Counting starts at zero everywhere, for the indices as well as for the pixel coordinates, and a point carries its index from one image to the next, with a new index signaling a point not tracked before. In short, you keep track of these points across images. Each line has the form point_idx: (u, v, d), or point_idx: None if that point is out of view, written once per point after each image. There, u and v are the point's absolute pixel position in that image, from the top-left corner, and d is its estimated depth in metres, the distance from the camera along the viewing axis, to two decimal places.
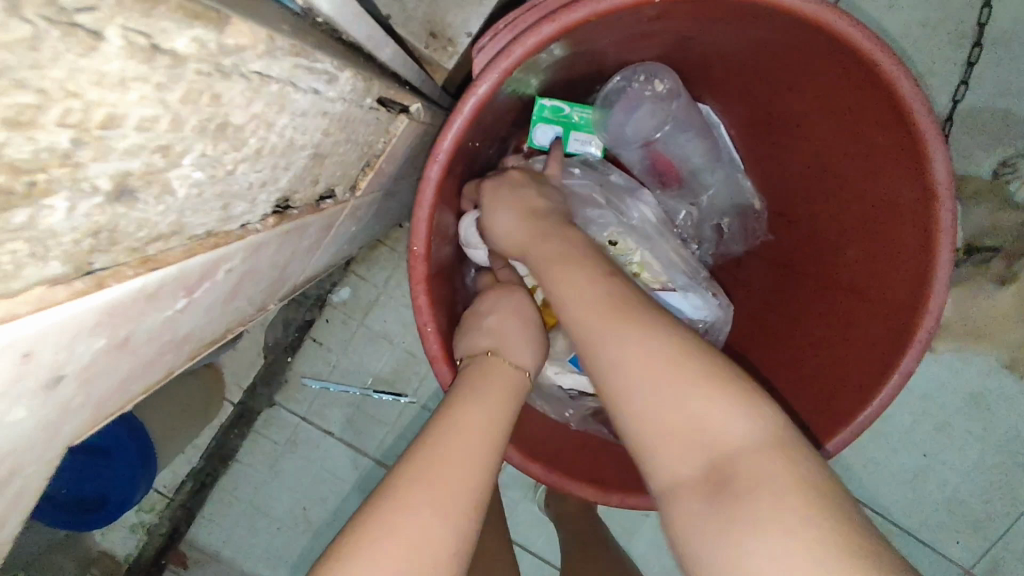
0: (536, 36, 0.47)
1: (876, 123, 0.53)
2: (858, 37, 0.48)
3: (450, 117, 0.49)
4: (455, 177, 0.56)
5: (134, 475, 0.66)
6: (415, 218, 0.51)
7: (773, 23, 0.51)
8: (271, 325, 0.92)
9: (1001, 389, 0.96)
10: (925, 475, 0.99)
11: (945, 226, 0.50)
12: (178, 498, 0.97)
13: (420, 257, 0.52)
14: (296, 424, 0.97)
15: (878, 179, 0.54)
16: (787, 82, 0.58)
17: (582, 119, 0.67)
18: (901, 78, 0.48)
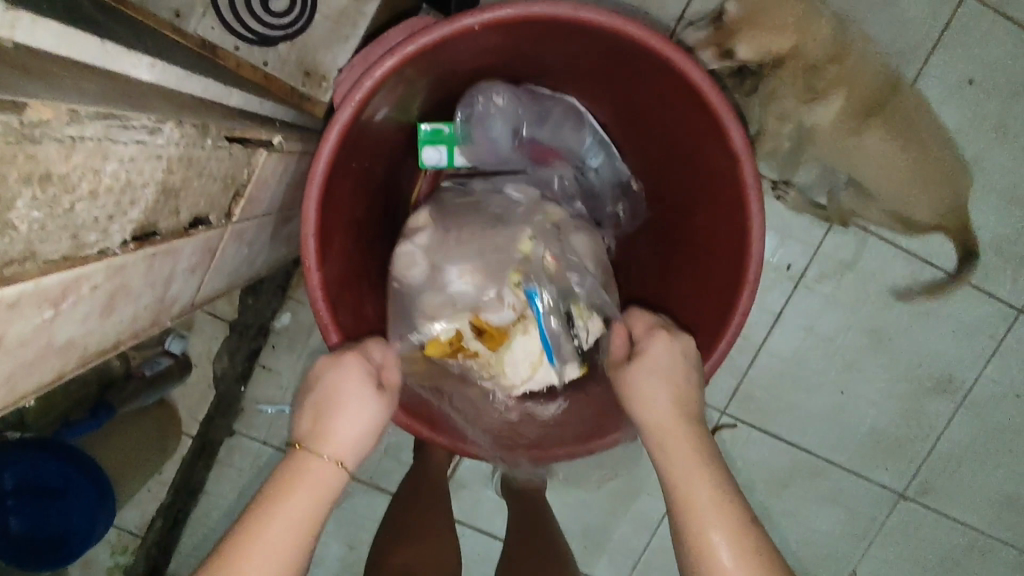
0: (382, 67, 0.57)
1: (687, 106, 0.63)
2: (650, 39, 0.58)
3: (321, 143, 0.57)
4: (346, 197, 0.64)
5: (93, 509, 0.72)
6: (303, 236, 0.58)
7: (585, 34, 0.61)
8: (217, 358, 0.98)
9: (897, 323, 1.06)
10: (846, 411, 1.09)
11: (750, 182, 0.60)
12: (152, 536, 1.02)
13: (314, 269, 0.60)
14: (257, 450, 1.03)
15: (702, 153, 0.65)
16: (620, 82, 0.68)
17: (463, 132, 0.74)
18: (690, 67, 0.59)
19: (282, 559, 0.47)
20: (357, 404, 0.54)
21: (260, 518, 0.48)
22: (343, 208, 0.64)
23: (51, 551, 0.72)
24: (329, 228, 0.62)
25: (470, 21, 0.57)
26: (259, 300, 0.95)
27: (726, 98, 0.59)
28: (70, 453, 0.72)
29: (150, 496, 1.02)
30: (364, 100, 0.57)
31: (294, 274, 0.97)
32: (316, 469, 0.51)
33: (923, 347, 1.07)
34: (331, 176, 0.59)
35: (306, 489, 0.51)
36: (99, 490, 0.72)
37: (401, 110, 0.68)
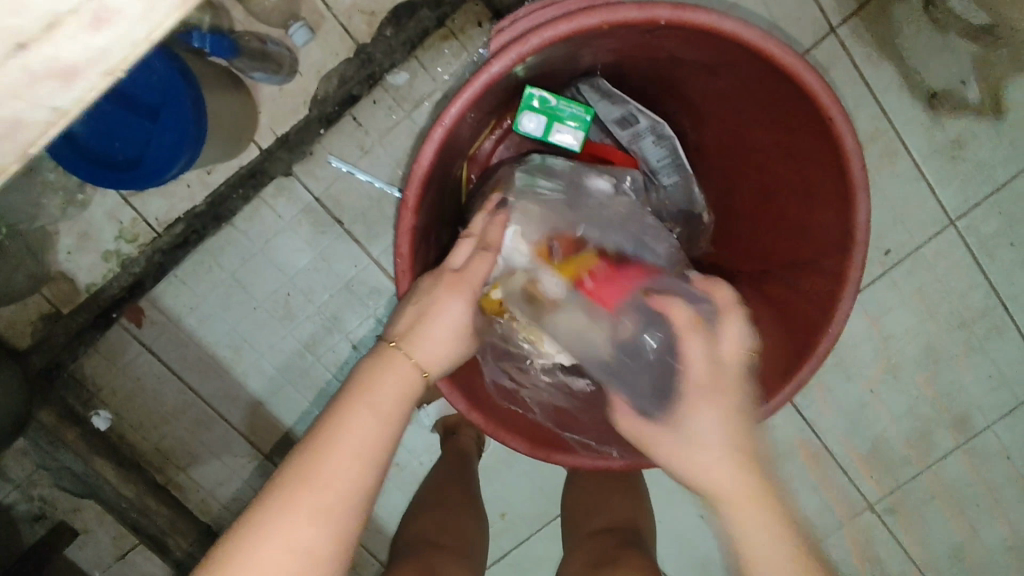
0: (552, 31, 0.51)
1: (807, 144, 0.59)
2: (805, 71, 0.53)
3: (460, 90, 0.53)
4: (453, 142, 0.61)
5: (180, 141, 0.62)
6: (411, 172, 0.55)
7: (755, 65, 0.56)
8: (323, 77, 0.87)
9: (950, 347, 1.06)
10: (866, 410, 1.10)
11: (860, 228, 0.57)
12: (163, 239, 0.93)
13: (409, 212, 0.56)
14: (308, 203, 0.94)
15: (799, 189, 0.62)
16: (748, 112, 0.63)
17: (567, 112, 0.72)
18: (822, 91, 0.54)
19: (380, 417, 0.49)
20: (450, 312, 0.55)
21: (355, 396, 0.50)
22: (444, 160, 0.61)
23: (110, 169, 0.64)
24: (433, 167, 0.57)
25: (660, 13, 0.51)
26: (394, 38, 0.86)
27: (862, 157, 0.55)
28: (184, 71, 0.62)
29: (184, 196, 0.91)
30: (519, 58, 0.52)
31: (431, 34, 0.86)
32: (408, 370, 0.52)
33: (962, 380, 1.08)
34: (457, 122, 0.55)
35: (396, 380, 0.51)
36: (196, 130, 0.63)
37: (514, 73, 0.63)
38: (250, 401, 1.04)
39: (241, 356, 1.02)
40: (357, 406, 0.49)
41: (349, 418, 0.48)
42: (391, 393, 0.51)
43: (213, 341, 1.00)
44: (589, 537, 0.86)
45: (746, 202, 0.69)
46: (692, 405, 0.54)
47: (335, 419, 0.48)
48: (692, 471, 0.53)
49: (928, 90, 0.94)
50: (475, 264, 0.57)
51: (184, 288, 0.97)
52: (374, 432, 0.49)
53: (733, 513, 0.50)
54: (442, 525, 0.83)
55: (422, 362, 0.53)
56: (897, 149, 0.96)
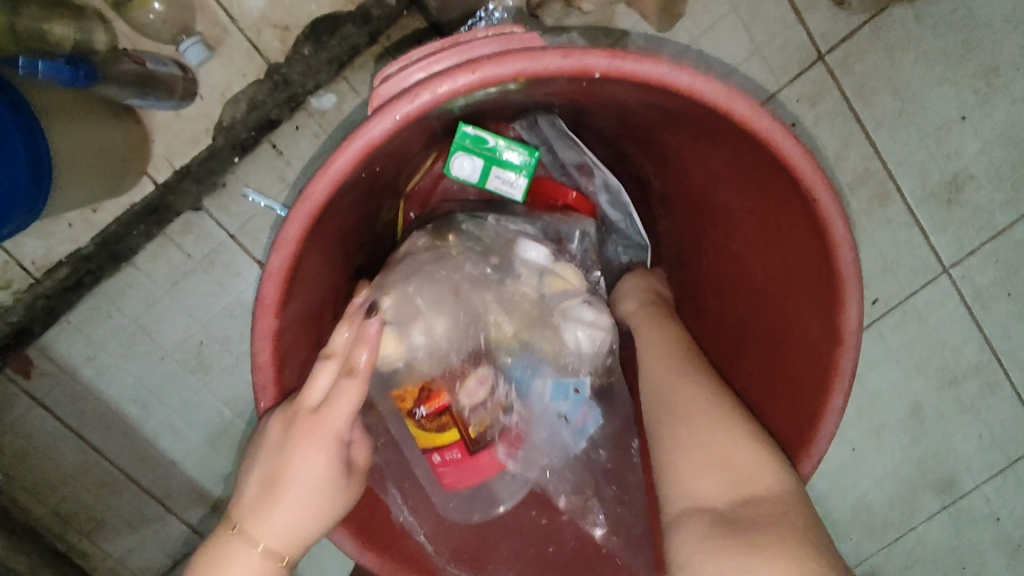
0: (452, 83, 0.41)
1: (782, 221, 0.48)
2: (777, 134, 0.42)
3: (334, 154, 0.42)
4: (343, 212, 0.50)
5: (13, 187, 0.49)
6: (269, 260, 0.44)
7: (715, 122, 0.45)
8: (233, 102, 0.73)
9: (940, 404, 0.97)
10: (847, 470, 1.01)
11: (850, 332, 0.45)
12: (45, 285, 0.79)
13: (268, 312, 0.45)
14: (220, 242, 0.81)
15: (775, 275, 0.51)
16: (716, 174, 0.53)
17: (506, 154, 0.62)
18: (801, 160, 0.43)
19: None
20: (303, 473, 0.47)
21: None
22: (330, 235, 0.49)
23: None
24: (309, 248, 0.46)
25: (592, 63, 0.41)
26: (315, 57, 0.73)
27: (850, 245, 0.44)
28: (17, 105, 0.50)
29: (64, 236, 0.78)
30: (409, 116, 0.42)
31: (362, 52, 0.75)
32: (251, 562, 0.46)
33: (951, 439, 0.99)
34: (336, 194, 0.44)
35: (236, 573, 0.45)
36: (32, 174, 0.51)
37: (440, 113, 0.52)
38: (161, 460, 0.92)
39: (149, 411, 0.89)
40: None
41: None
42: None
43: (116, 394, 0.88)
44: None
45: (716, 276, 0.58)
46: (661, 384, 0.53)
47: None
48: (699, 440, 0.46)
49: (924, 126, 0.85)
50: (340, 391, 0.47)
51: (79, 336, 0.85)
52: None
53: (694, 464, 0.46)
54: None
55: (274, 549, 0.46)
56: (889, 190, 0.87)
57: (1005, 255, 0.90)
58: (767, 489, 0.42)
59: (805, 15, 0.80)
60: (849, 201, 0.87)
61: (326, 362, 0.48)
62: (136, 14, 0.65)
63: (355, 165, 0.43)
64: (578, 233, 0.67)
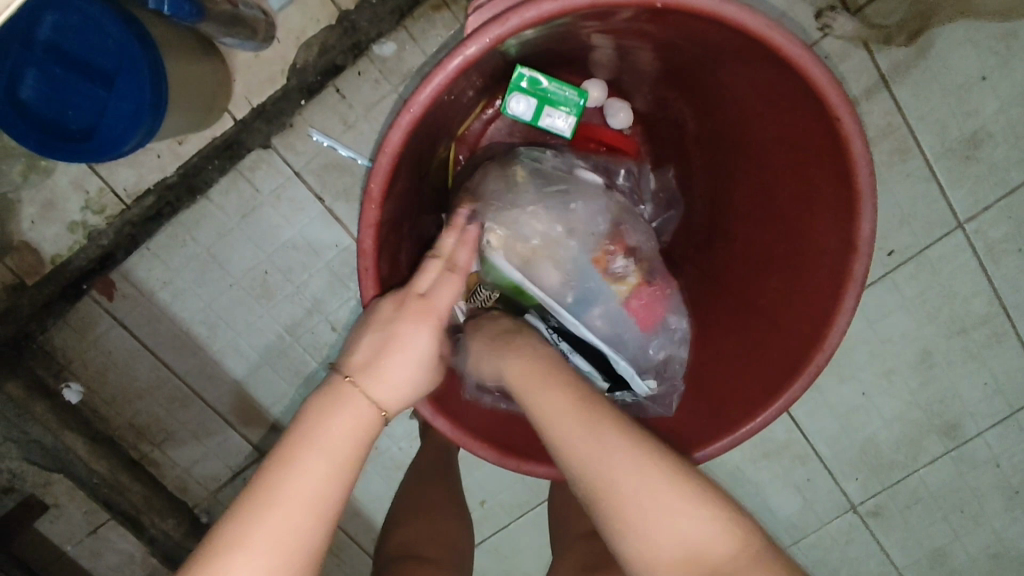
0: (536, 10, 0.47)
1: (810, 145, 0.55)
2: (815, 65, 0.48)
3: (431, 72, 0.49)
4: (426, 129, 0.57)
5: (138, 112, 0.57)
6: (376, 162, 0.51)
7: (756, 55, 0.51)
8: (306, 44, 0.82)
9: (947, 352, 1.03)
10: (856, 412, 1.07)
11: (864, 239, 0.53)
12: (132, 211, 0.89)
13: (372, 205, 0.53)
14: (287, 178, 0.89)
15: (799, 195, 0.58)
16: (750, 107, 0.59)
17: (557, 94, 0.69)
18: (834, 89, 0.49)
19: (327, 463, 0.46)
20: (415, 342, 0.53)
21: (300, 440, 0.46)
22: (416, 148, 0.57)
23: (58, 137, 0.59)
24: (401, 157, 0.54)
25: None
26: (380, 7, 0.81)
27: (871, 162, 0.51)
28: (144, 37, 0.57)
29: (153, 166, 0.88)
30: (497, 40, 0.48)
31: (421, 3, 0.82)
32: (363, 407, 0.49)
33: (956, 386, 1.05)
34: (428, 108, 0.51)
35: (348, 418, 0.48)
36: (155, 101, 0.58)
37: (501, 52, 0.58)
38: (226, 380, 1.01)
39: (217, 333, 0.98)
40: (301, 456, 0.46)
41: (289, 471, 0.45)
42: (344, 433, 0.48)
43: (188, 316, 0.97)
44: (579, 539, 0.84)
45: (744, 203, 0.65)
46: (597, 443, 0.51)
47: (277, 470, 0.45)
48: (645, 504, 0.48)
49: (945, 85, 0.89)
50: (443, 288, 0.56)
51: (157, 262, 0.94)
52: (328, 484, 0.46)
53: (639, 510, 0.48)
54: (425, 532, 0.82)
55: (381, 399, 0.51)
56: (908, 146, 0.92)
57: (1017, 211, 0.95)
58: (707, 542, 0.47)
59: None
60: (869, 155, 0.92)
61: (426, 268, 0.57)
62: None
63: (449, 83, 0.50)
64: (622, 172, 0.76)
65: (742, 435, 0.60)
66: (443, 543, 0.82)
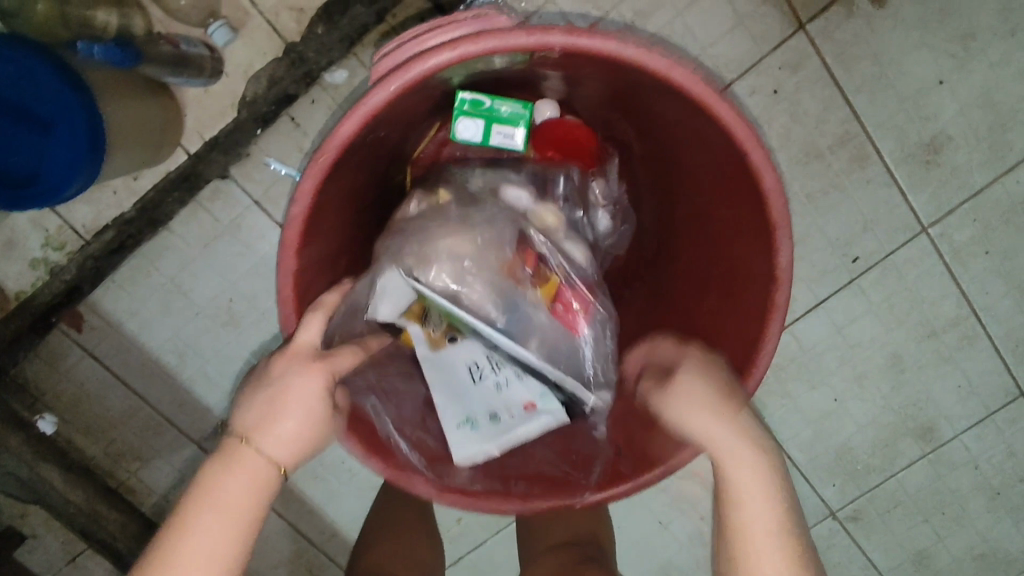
0: (432, 61, 0.47)
1: (729, 175, 0.55)
2: (715, 103, 0.49)
3: (338, 121, 0.50)
4: (355, 164, 0.58)
5: (76, 159, 0.58)
6: (289, 212, 0.53)
7: (666, 90, 0.52)
8: (255, 78, 0.82)
9: (919, 356, 1.02)
10: (829, 418, 1.07)
11: (782, 272, 0.53)
12: (93, 247, 0.89)
13: (287, 254, 0.54)
14: (246, 207, 0.90)
15: (727, 223, 0.58)
16: (677, 135, 0.59)
17: (504, 111, 0.68)
18: (739, 125, 0.49)
19: (214, 527, 0.47)
20: (307, 395, 0.53)
21: (196, 503, 0.48)
22: (343, 188, 0.58)
23: None
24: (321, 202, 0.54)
25: (551, 41, 0.48)
26: (327, 36, 0.80)
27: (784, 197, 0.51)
28: (79, 83, 0.58)
29: (110, 202, 0.88)
30: (397, 93, 0.49)
31: (370, 30, 0.82)
32: (252, 464, 0.50)
33: (929, 389, 1.04)
34: (342, 155, 0.52)
35: (241, 479, 0.49)
36: (92, 144, 0.59)
37: (432, 86, 0.58)
38: (198, 406, 1.02)
39: (185, 361, 0.99)
40: (188, 517, 0.47)
41: (178, 533, 0.47)
42: (233, 494, 0.49)
43: (157, 346, 0.98)
44: (547, 552, 0.85)
45: (686, 229, 0.65)
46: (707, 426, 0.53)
47: (171, 533, 0.47)
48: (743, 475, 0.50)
49: (902, 92, 0.89)
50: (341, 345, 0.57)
51: (124, 294, 0.95)
52: (211, 549, 0.47)
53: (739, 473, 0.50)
54: (394, 551, 0.83)
55: (271, 457, 0.51)
56: (867, 152, 0.91)
57: (982, 214, 0.94)
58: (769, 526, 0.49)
59: None
60: (829, 163, 0.92)
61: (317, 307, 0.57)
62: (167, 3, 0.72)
63: (357, 131, 0.51)
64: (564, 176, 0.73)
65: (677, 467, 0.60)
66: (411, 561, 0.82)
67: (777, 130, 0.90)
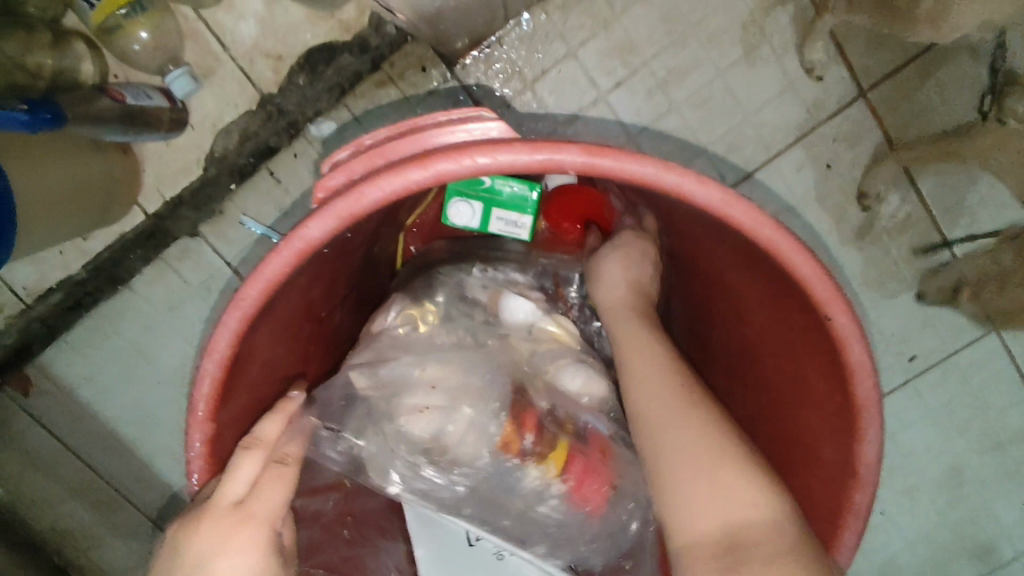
0: (402, 179, 0.36)
1: (794, 323, 0.43)
2: (783, 245, 0.38)
3: (272, 252, 0.37)
4: (301, 291, 0.44)
5: None
6: (200, 365, 0.39)
7: (712, 219, 0.41)
8: (224, 132, 0.71)
9: (982, 471, 0.87)
10: (875, 532, 0.92)
11: (868, 461, 0.41)
12: (38, 310, 0.78)
13: (200, 421, 0.40)
14: (217, 269, 0.80)
15: (782, 377, 0.46)
16: (718, 261, 0.48)
17: (507, 194, 0.57)
18: (811, 274, 0.39)
19: None
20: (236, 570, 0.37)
21: None
22: (285, 318, 0.44)
23: None
24: (253, 342, 0.42)
25: (566, 161, 0.36)
26: (310, 88, 0.71)
27: (871, 364, 0.40)
28: None
29: (57, 263, 0.78)
30: (352, 217, 0.37)
31: (364, 79, 0.72)
32: None
33: (995, 512, 0.89)
34: (280, 289, 0.39)
35: None
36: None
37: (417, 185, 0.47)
38: (157, 480, 0.91)
39: (146, 433, 0.88)
40: None
41: None
42: None
43: (113, 416, 0.87)
44: None
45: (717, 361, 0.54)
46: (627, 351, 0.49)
47: None
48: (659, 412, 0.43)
49: (976, 173, 0.76)
50: (265, 486, 0.40)
51: (78, 357, 0.84)
52: None
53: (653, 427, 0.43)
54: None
55: None
56: (931, 237, 0.79)
57: None
58: (702, 437, 0.41)
59: (845, 48, 0.73)
60: (886, 250, 0.79)
61: (246, 453, 0.41)
62: (124, 48, 0.63)
63: (296, 264, 0.38)
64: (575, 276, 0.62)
65: None
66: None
67: (830, 209, 0.77)
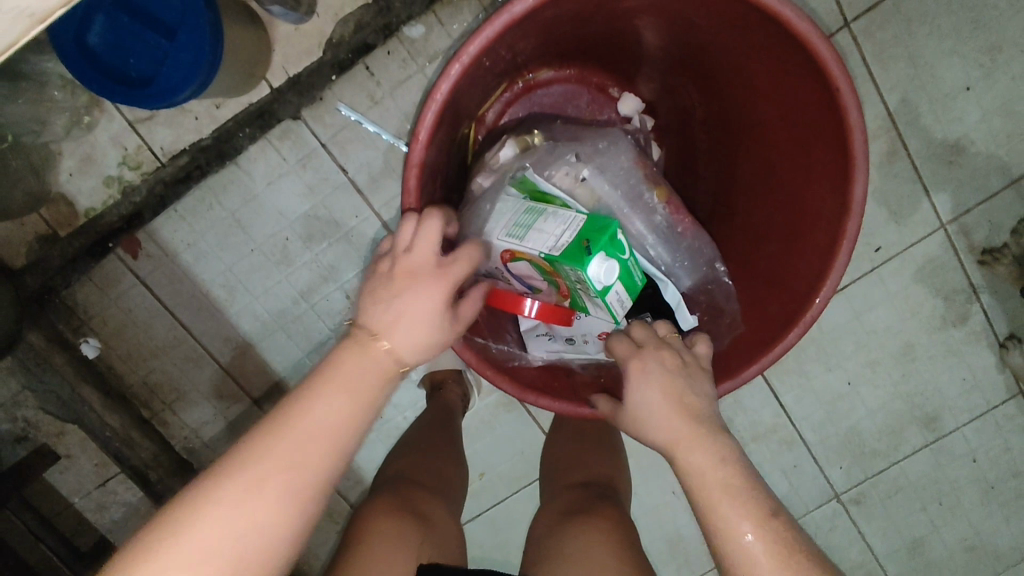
0: None
1: (812, 112, 0.66)
2: (811, 36, 0.59)
3: (484, 26, 0.61)
4: (467, 85, 0.69)
5: (193, 66, 0.65)
6: (424, 110, 0.63)
7: (763, 25, 0.63)
8: (342, 22, 0.89)
9: (929, 346, 1.07)
10: (844, 400, 1.11)
11: (857, 199, 0.64)
12: (165, 172, 0.95)
13: (421, 147, 0.64)
14: (314, 148, 0.95)
15: (801, 159, 0.69)
16: (758, 86, 0.71)
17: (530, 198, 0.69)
18: (830, 57, 0.60)
19: (301, 465, 0.50)
20: (424, 304, 0.57)
21: (287, 423, 0.51)
22: (455, 103, 0.68)
23: (107, 75, 0.67)
24: (445, 111, 0.66)
25: None
26: None
27: (863, 123, 0.62)
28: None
29: (191, 127, 0.93)
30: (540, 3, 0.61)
31: None
32: (362, 383, 0.54)
33: (940, 382, 1.09)
34: (476, 60, 0.64)
35: (329, 407, 0.52)
36: (210, 60, 0.66)
37: (538, 22, 0.68)
38: (240, 341, 1.05)
39: (234, 296, 1.02)
40: (307, 421, 0.51)
41: (304, 439, 0.50)
42: (339, 405, 0.52)
43: (207, 278, 1.01)
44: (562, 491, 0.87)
45: (749, 183, 0.77)
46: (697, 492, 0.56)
47: (277, 435, 0.50)
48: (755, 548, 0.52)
49: (931, 95, 0.96)
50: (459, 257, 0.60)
51: (183, 224, 0.98)
52: (315, 464, 0.50)
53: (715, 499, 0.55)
54: (420, 465, 0.83)
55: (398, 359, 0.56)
56: (894, 146, 0.98)
57: (996, 218, 1.00)
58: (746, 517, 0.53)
59: None
60: None
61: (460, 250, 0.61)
62: None
63: (495, 39, 0.62)
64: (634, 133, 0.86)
65: (762, 365, 0.71)
66: (436, 474, 0.83)
67: None
